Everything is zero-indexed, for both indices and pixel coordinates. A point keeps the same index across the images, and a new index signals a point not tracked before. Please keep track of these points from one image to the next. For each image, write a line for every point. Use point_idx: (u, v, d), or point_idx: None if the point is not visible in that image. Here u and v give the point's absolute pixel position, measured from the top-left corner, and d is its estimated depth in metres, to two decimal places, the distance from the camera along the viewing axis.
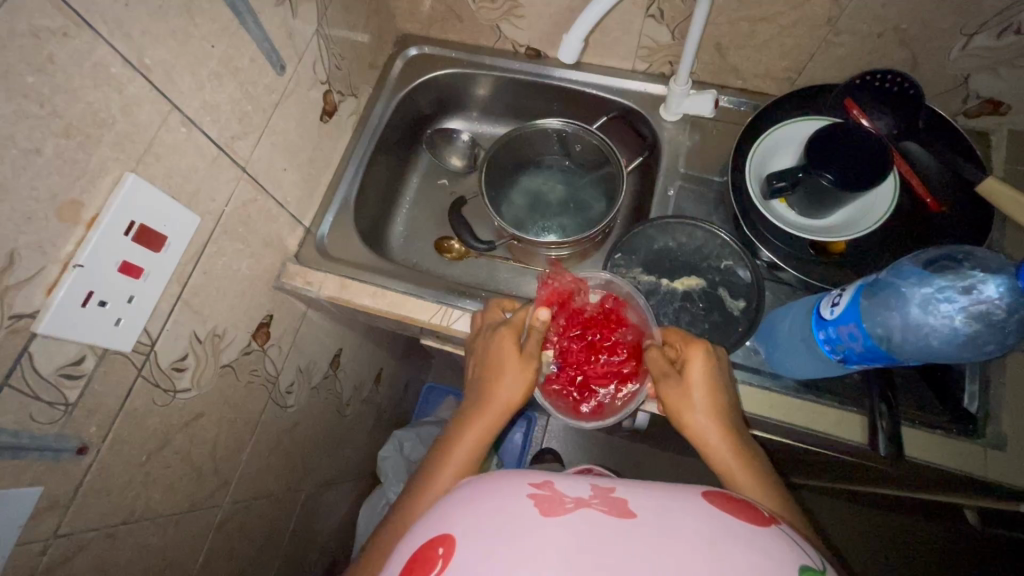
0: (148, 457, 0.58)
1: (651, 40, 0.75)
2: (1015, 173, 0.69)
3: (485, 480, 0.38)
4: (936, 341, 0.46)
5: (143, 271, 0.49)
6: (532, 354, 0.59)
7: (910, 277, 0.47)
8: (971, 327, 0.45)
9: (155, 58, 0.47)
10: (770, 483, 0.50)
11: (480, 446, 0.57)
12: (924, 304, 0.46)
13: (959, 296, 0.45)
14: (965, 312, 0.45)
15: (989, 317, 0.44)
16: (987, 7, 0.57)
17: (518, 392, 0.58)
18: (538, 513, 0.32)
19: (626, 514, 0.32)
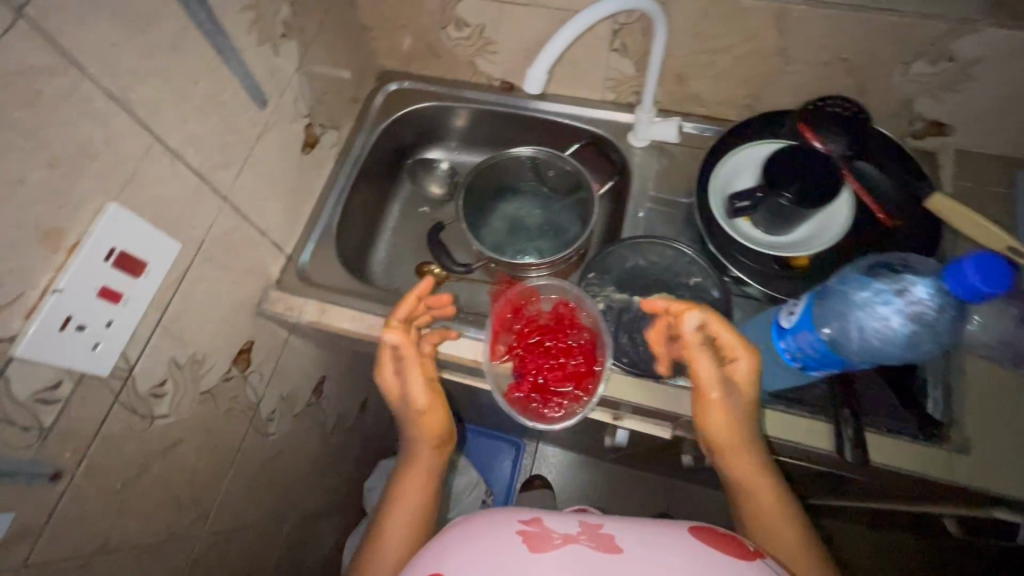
0: (126, 484, 0.58)
1: (617, 72, 0.79)
2: (963, 189, 0.73)
3: (480, 518, 0.42)
4: (881, 342, 0.49)
5: (122, 296, 0.51)
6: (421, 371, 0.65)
7: (854, 283, 0.50)
8: (909, 327, 0.48)
9: (140, 92, 0.50)
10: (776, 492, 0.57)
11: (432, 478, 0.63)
12: (868, 307, 0.48)
13: (896, 299, 0.48)
14: (903, 313, 0.48)
15: (922, 317, 0.47)
16: (921, 37, 0.62)
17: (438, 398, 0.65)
18: (528, 550, 0.37)
19: (612, 549, 0.37)
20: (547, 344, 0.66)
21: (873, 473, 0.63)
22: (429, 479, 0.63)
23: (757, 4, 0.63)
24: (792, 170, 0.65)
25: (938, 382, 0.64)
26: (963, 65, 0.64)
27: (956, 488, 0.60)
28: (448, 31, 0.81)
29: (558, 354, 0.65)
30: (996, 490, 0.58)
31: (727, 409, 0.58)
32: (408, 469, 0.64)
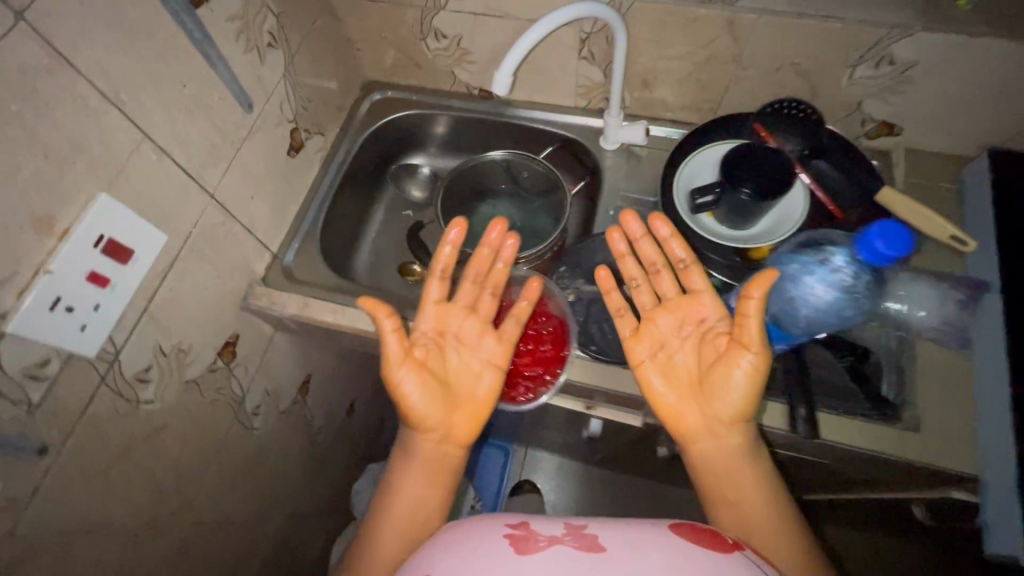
0: (110, 466, 0.61)
1: (586, 80, 0.84)
2: (914, 185, 0.77)
3: (469, 525, 0.43)
4: (824, 306, 0.62)
5: (110, 282, 0.54)
6: (437, 343, 0.67)
7: (794, 263, 0.64)
8: (837, 292, 0.62)
9: (130, 93, 0.54)
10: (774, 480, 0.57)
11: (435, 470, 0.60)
12: (807, 278, 0.63)
13: (822, 269, 0.63)
14: (830, 280, 0.62)
15: (846, 282, 0.62)
16: (862, 41, 0.66)
17: (437, 383, 0.63)
18: (513, 551, 0.37)
19: (596, 548, 0.37)
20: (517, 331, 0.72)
21: (822, 450, 0.66)
22: (434, 469, 0.60)
23: (709, 13, 0.68)
24: (750, 167, 0.69)
25: (891, 364, 0.67)
26: (903, 67, 0.68)
27: (908, 466, 0.63)
28: (427, 42, 0.86)
29: (527, 341, 0.71)
30: (933, 464, 0.61)
31: (759, 382, 0.57)
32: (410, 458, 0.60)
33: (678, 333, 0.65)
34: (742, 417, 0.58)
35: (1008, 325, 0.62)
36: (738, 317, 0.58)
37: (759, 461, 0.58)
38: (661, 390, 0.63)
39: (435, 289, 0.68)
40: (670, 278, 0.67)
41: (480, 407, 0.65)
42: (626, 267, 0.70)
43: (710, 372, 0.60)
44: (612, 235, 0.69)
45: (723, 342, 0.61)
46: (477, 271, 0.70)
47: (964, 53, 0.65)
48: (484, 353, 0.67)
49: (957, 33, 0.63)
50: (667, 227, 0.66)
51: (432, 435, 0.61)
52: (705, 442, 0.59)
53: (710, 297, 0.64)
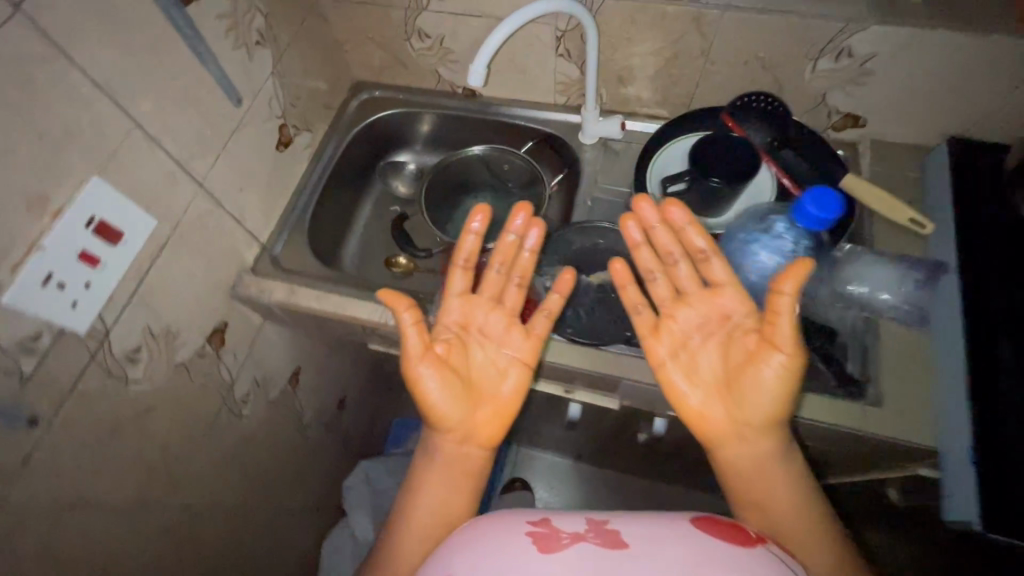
0: (99, 443, 0.63)
1: (563, 76, 0.87)
2: (879, 174, 0.80)
3: (489, 521, 0.44)
4: (766, 270, 0.69)
5: (100, 261, 0.57)
6: (460, 337, 0.68)
7: (743, 232, 0.71)
8: (777, 258, 0.68)
9: (122, 83, 0.57)
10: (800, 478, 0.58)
11: (460, 468, 0.63)
12: (752, 245, 0.70)
13: (767, 237, 0.70)
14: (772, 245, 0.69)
15: (785, 248, 0.69)
16: (821, 34, 0.70)
17: (458, 381, 0.64)
18: (538, 551, 0.39)
19: (619, 546, 0.39)
20: None
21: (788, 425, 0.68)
22: (457, 469, 0.62)
23: (675, 10, 0.72)
24: (715, 158, 0.72)
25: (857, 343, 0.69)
26: (861, 60, 0.71)
27: (870, 439, 0.65)
28: (412, 42, 0.90)
29: None
30: (891, 437, 0.63)
31: (792, 383, 0.56)
32: (438, 458, 0.63)
33: (699, 329, 0.64)
34: (774, 420, 0.58)
35: (964, 302, 0.64)
36: (770, 315, 0.56)
37: (792, 463, 0.58)
38: (686, 392, 0.62)
39: (459, 280, 0.70)
40: (688, 268, 0.65)
41: (506, 406, 0.66)
42: (641, 257, 0.67)
43: (739, 373, 0.58)
44: (627, 223, 0.66)
45: (752, 341, 0.59)
46: (503, 262, 0.70)
47: (916, 45, 0.68)
48: (511, 348, 0.68)
49: (908, 25, 0.66)
50: (685, 214, 0.64)
51: (453, 436, 0.63)
52: (735, 447, 0.59)
53: (735, 291, 0.62)
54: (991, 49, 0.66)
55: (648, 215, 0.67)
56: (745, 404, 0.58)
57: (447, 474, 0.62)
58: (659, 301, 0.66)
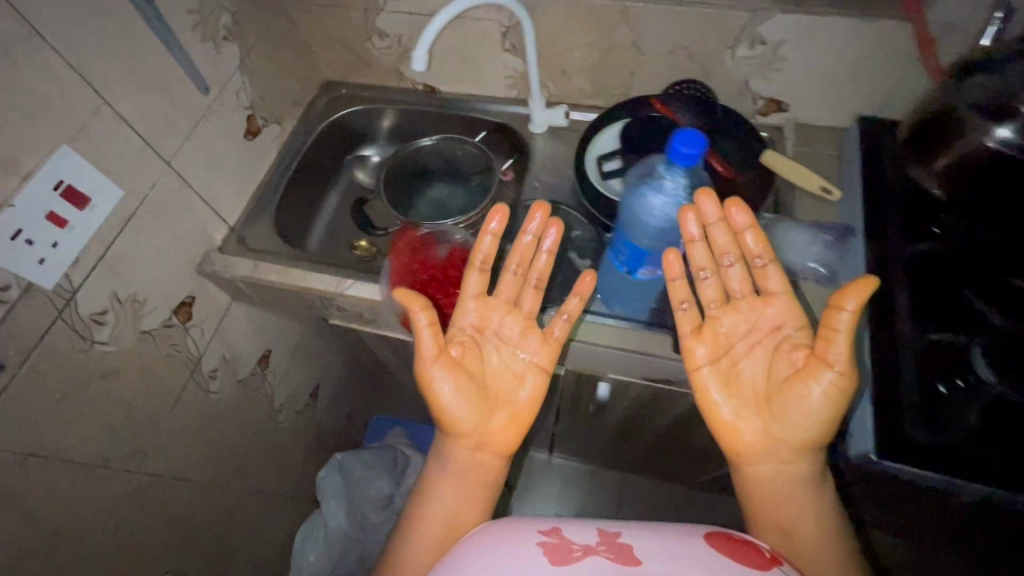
0: (63, 398, 0.67)
1: (512, 70, 0.94)
2: (801, 153, 0.86)
3: (499, 530, 0.51)
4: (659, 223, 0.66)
5: (68, 224, 0.62)
6: (475, 340, 0.71)
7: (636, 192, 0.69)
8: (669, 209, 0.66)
9: (92, 65, 0.63)
10: (821, 497, 0.61)
11: (479, 477, 0.68)
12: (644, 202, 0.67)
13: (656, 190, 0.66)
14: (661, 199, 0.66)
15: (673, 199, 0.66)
16: (735, 23, 0.77)
17: (473, 388, 0.67)
18: (551, 560, 0.45)
19: (630, 561, 0.44)
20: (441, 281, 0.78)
21: None
22: (476, 478, 0.68)
23: (605, 4, 0.79)
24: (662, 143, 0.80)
25: None
26: (774, 47, 0.79)
27: None
28: (374, 41, 0.97)
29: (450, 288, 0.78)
30: None
31: (838, 404, 0.58)
32: (460, 466, 0.68)
33: (745, 337, 0.65)
34: (807, 440, 0.60)
35: (868, 258, 0.70)
36: (826, 331, 0.58)
37: (819, 484, 0.62)
38: (721, 402, 0.64)
39: (476, 283, 0.71)
40: (742, 273, 0.66)
41: (521, 412, 0.70)
42: (694, 254, 0.66)
43: (783, 388, 0.61)
44: (686, 219, 0.64)
45: (800, 357, 0.61)
46: (520, 264, 0.72)
47: (820, 32, 0.75)
48: (524, 353, 0.72)
49: (810, 13, 0.73)
50: (747, 217, 0.64)
51: (468, 443, 0.68)
52: (764, 461, 0.62)
53: (786, 301, 0.63)
54: (884, 33, 0.73)
55: (708, 212, 0.64)
56: (783, 420, 0.61)
57: (466, 481, 0.67)
58: (707, 303, 0.67)
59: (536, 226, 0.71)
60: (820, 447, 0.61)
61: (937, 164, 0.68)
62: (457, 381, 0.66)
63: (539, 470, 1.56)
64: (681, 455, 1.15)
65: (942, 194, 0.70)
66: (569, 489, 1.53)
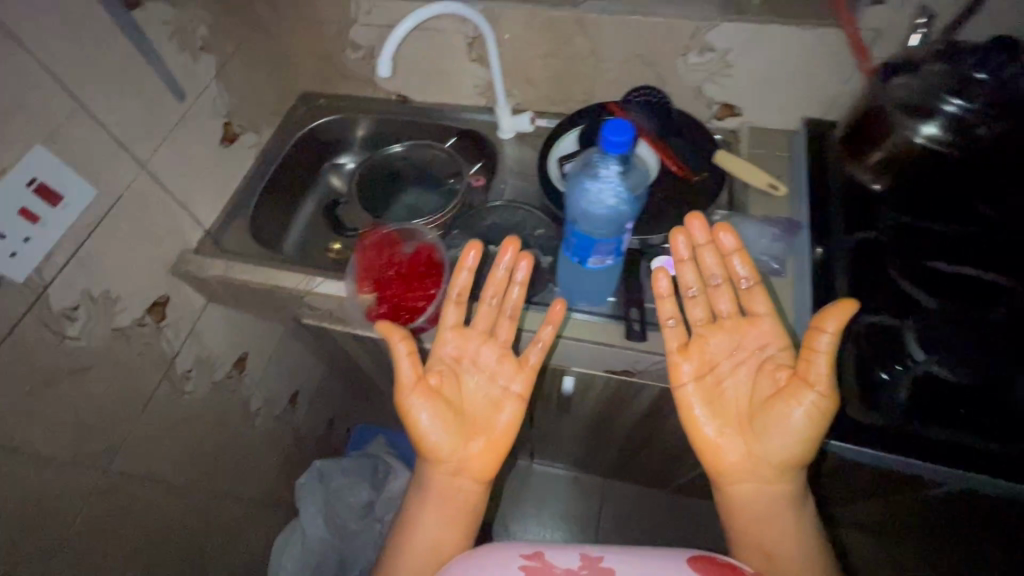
0: (32, 390, 0.68)
1: (480, 79, 0.99)
2: (755, 154, 0.90)
3: (492, 550, 0.58)
4: (609, 212, 0.62)
5: (40, 219, 0.65)
6: (453, 369, 0.74)
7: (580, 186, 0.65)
8: (617, 196, 0.62)
9: (66, 69, 0.67)
10: (800, 520, 0.62)
11: (463, 505, 0.69)
12: (591, 194, 0.63)
13: (601, 181, 0.63)
14: (609, 188, 0.63)
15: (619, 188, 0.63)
16: (684, 31, 0.81)
17: (450, 412, 0.70)
18: None
19: None
20: (403, 275, 0.81)
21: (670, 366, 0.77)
22: (458, 506, 0.68)
23: (562, 14, 0.84)
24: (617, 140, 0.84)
25: None
26: (722, 53, 0.83)
27: None
28: (348, 53, 1.01)
29: (410, 282, 0.81)
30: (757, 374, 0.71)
31: (818, 424, 0.59)
32: (440, 493, 0.69)
33: (729, 356, 0.68)
34: (787, 461, 0.61)
35: (813, 255, 0.73)
36: (807, 353, 0.59)
37: (796, 507, 0.63)
38: (703, 420, 0.66)
39: (452, 314, 0.74)
40: (730, 294, 0.69)
41: (499, 438, 0.71)
42: (684, 276, 0.70)
43: (765, 408, 0.62)
44: (676, 238, 0.69)
45: (782, 377, 0.63)
46: (495, 295, 0.74)
47: (763, 38, 0.80)
48: (503, 379, 0.74)
49: (752, 21, 0.78)
50: (733, 240, 0.67)
51: (447, 469, 0.69)
52: (744, 480, 0.63)
53: (770, 322, 0.66)
54: (821, 39, 0.78)
55: (698, 233, 0.69)
56: (764, 440, 0.62)
57: (448, 509, 0.68)
58: (694, 322, 0.70)
59: (509, 259, 0.74)
60: (799, 467, 0.62)
61: (871, 158, 0.72)
62: (433, 409, 0.68)
63: (521, 477, 1.55)
64: (655, 455, 1.16)
65: (878, 188, 0.74)
66: (550, 496, 1.53)
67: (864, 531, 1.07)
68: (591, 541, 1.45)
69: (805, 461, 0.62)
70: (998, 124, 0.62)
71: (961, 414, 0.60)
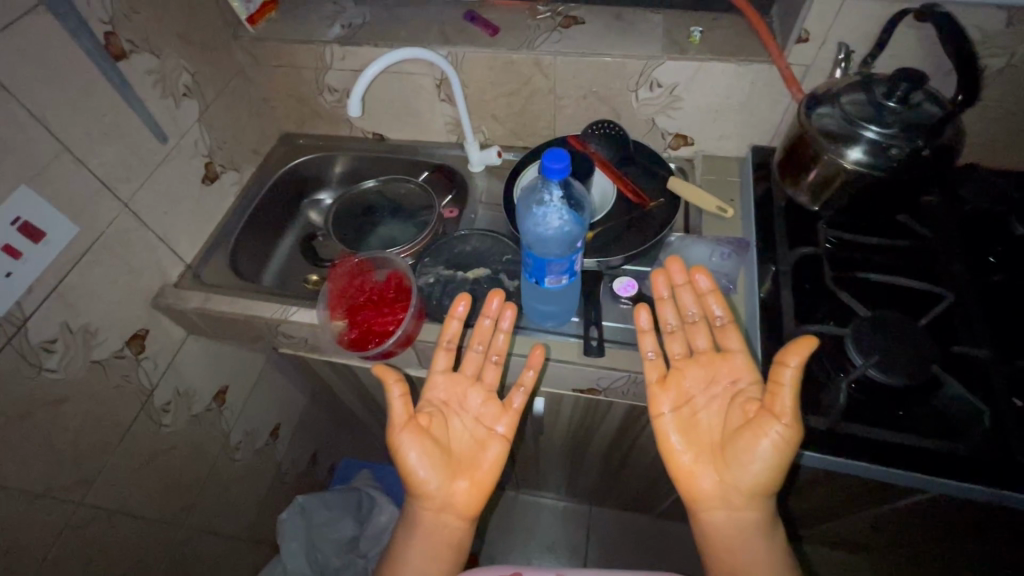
0: (8, 422, 0.70)
1: (449, 118, 1.05)
2: (708, 180, 0.96)
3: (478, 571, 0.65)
4: (559, 233, 0.69)
5: (22, 255, 0.68)
6: (441, 410, 0.74)
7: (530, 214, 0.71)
8: (564, 218, 0.70)
9: (54, 116, 0.72)
10: (772, 553, 0.63)
11: (446, 542, 0.69)
12: (541, 219, 0.70)
13: (548, 207, 0.70)
14: (556, 211, 0.70)
15: (565, 210, 0.70)
16: (632, 71, 0.88)
17: (438, 451, 0.70)
18: None
19: None
20: (375, 302, 0.87)
21: (631, 383, 0.80)
22: (442, 543, 0.69)
23: (519, 57, 0.90)
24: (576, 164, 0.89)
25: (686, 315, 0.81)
26: (670, 88, 0.90)
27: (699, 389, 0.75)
28: (325, 96, 1.08)
29: (382, 307, 0.86)
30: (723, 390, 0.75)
31: (785, 455, 0.60)
32: (424, 529, 0.69)
33: (705, 390, 0.70)
34: (757, 489, 0.62)
35: (764, 273, 0.78)
36: (772, 386, 0.60)
37: (770, 539, 0.64)
38: (679, 449, 0.67)
39: (442, 359, 0.75)
40: (706, 332, 0.71)
41: (483, 477, 0.72)
42: (664, 313, 0.73)
43: (733, 438, 0.63)
44: (657, 279, 0.72)
45: (752, 409, 0.63)
46: (481, 343, 0.75)
47: (705, 74, 0.86)
48: (488, 420, 0.75)
49: (693, 59, 0.85)
50: (708, 282, 0.71)
51: (433, 505, 0.69)
52: (717, 509, 0.65)
53: (741, 358, 0.68)
54: (758, 73, 0.84)
55: (677, 274, 0.73)
56: (735, 470, 0.63)
57: (432, 545, 0.68)
58: (671, 355, 0.72)
59: (496, 308, 0.76)
60: (769, 496, 0.63)
61: (807, 178, 0.77)
62: (420, 450, 0.68)
63: (507, 505, 1.54)
64: (634, 477, 1.17)
65: (816, 208, 0.80)
66: (538, 524, 1.52)
67: (852, 551, 1.06)
68: (579, 568, 1.43)
69: (775, 491, 0.63)
70: (908, 145, 0.67)
71: (899, 415, 0.67)
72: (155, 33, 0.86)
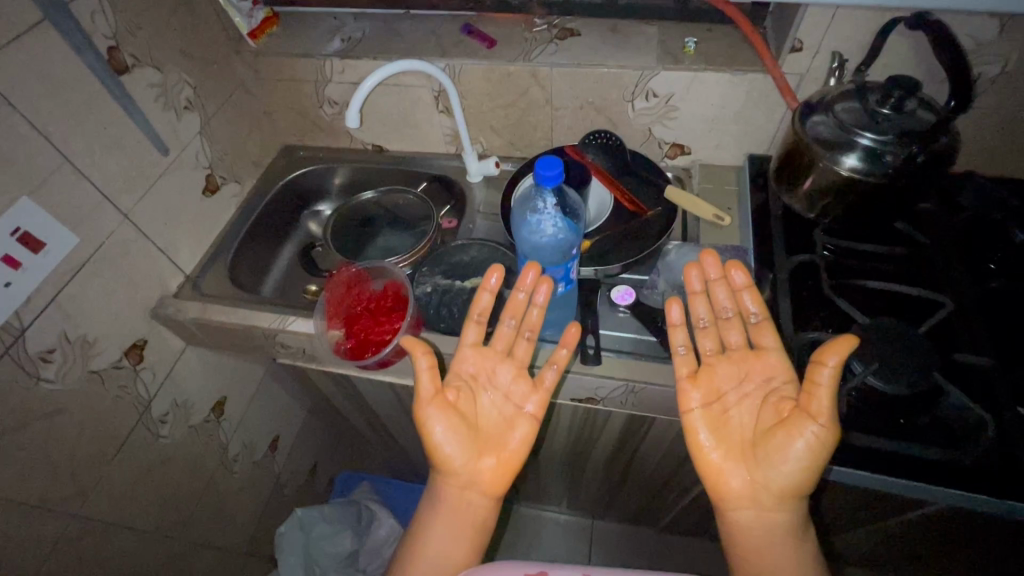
0: (4, 432, 0.70)
1: (448, 130, 1.06)
2: (705, 189, 0.97)
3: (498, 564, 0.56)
4: (553, 242, 0.71)
5: (22, 266, 0.69)
6: (470, 385, 0.71)
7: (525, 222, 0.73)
8: (558, 227, 0.71)
9: (56, 130, 0.73)
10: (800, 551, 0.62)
11: (467, 532, 0.66)
12: (535, 228, 0.71)
13: (543, 216, 0.71)
14: (549, 220, 0.71)
15: (559, 218, 0.71)
16: (628, 81, 0.89)
17: (465, 427, 0.68)
18: None
19: None
20: (373, 312, 0.87)
21: (628, 393, 0.79)
22: (464, 532, 0.66)
23: (514, 69, 0.91)
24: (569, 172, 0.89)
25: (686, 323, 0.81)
26: (666, 98, 0.90)
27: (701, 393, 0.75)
28: (324, 108, 1.09)
29: (379, 317, 0.86)
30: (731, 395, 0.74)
31: (820, 456, 0.59)
32: (442, 516, 0.67)
33: (737, 387, 0.68)
34: (788, 491, 0.61)
35: (762, 280, 0.79)
36: (809, 385, 0.59)
37: (801, 538, 0.63)
38: (708, 446, 0.66)
39: (472, 331, 0.72)
40: (740, 328, 0.70)
41: (510, 457, 0.69)
42: (696, 308, 0.72)
43: (766, 438, 0.63)
44: (690, 272, 0.71)
45: (786, 409, 0.62)
46: (514, 317, 0.72)
47: (701, 84, 0.87)
48: (516, 398, 0.72)
49: (688, 70, 0.85)
50: (744, 277, 0.69)
51: (456, 482, 0.67)
52: (745, 508, 0.63)
53: (778, 358, 0.67)
54: (753, 83, 0.85)
55: (710, 269, 0.72)
56: (767, 468, 0.62)
57: (450, 526, 0.66)
58: (702, 351, 0.71)
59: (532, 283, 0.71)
60: (800, 499, 0.62)
61: (803, 186, 0.77)
62: (447, 437, 0.66)
63: (508, 516, 1.52)
64: (635, 488, 1.16)
65: (813, 216, 0.80)
66: (540, 538, 1.50)
67: (858, 566, 1.04)
68: None
69: (807, 492, 0.62)
70: (903, 151, 0.67)
71: (901, 423, 0.66)
72: (158, 48, 0.87)
